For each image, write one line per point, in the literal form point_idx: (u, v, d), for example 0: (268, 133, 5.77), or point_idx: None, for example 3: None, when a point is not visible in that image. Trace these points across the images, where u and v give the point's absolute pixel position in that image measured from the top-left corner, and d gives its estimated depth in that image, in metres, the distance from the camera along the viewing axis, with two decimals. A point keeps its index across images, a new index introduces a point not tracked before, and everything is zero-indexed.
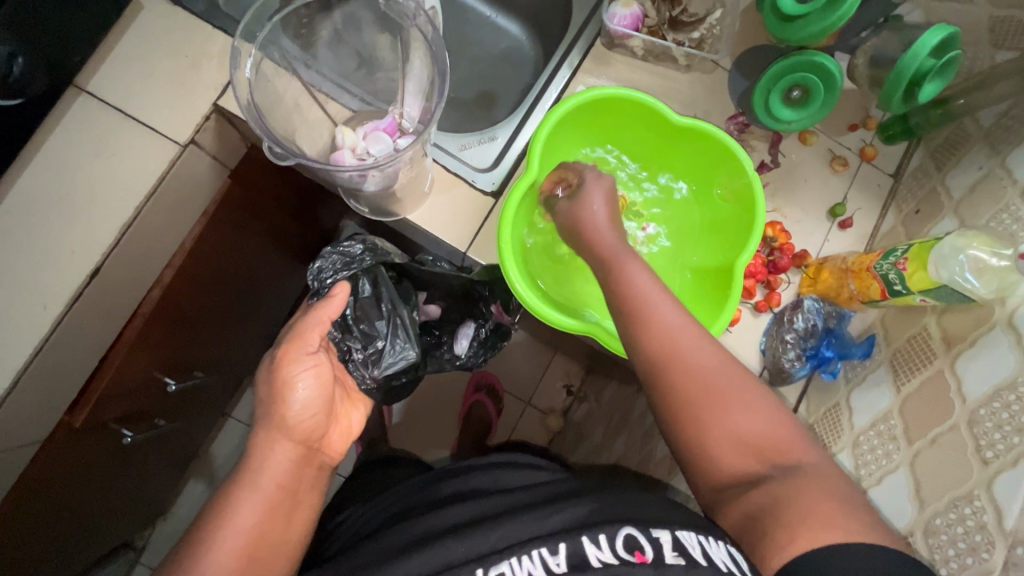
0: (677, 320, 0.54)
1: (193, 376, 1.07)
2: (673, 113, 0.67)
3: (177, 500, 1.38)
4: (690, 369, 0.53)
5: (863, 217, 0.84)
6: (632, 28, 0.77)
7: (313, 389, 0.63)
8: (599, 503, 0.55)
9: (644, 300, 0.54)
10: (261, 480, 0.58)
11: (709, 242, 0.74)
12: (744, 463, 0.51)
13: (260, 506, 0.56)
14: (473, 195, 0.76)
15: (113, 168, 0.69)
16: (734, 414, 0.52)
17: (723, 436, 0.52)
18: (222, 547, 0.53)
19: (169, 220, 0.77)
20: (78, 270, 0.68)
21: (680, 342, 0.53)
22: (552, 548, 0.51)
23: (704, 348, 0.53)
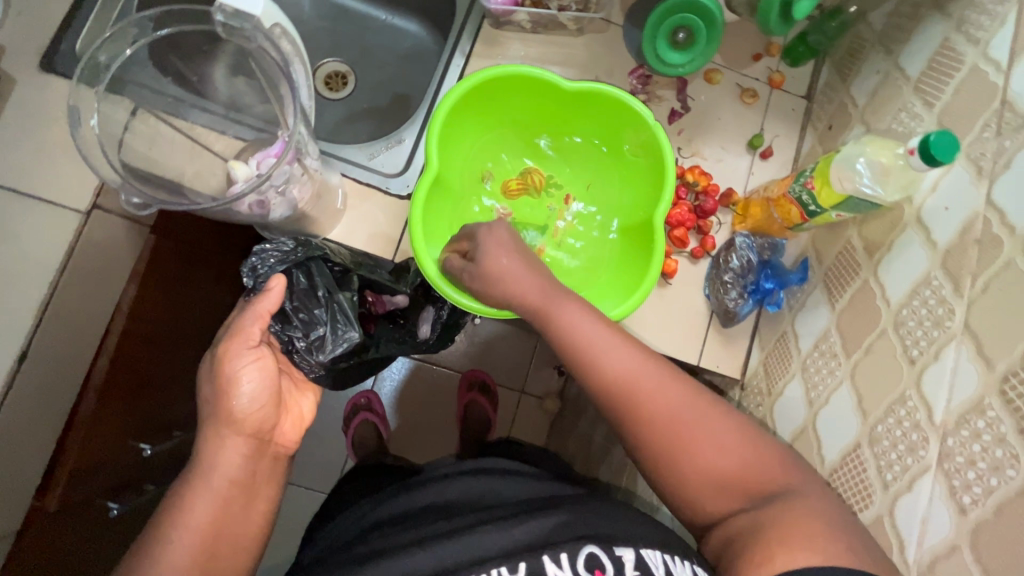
0: (630, 362, 0.54)
1: (171, 435, 1.07)
2: (563, 81, 0.67)
3: None
4: (653, 406, 0.53)
5: (784, 144, 0.84)
6: (512, 3, 0.76)
7: (256, 385, 0.62)
8: (571, 516, 0.58)
9: (589, 348, 0.55)
10: (211, 477, 0.57)
11: (631, 199, 0.73)
12: (729, 496, 0.51)
13: (215, 504, 0.56)
14: (390, 202, 0.75)
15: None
16: (702, 453, 0.52)
17: (701, 474, 0.52)
18: (178, 544, 0.53)
19: (93, 288, 0.76)
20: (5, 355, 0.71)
21: (635, 387, 0.53)
22: (511, 566, 0.53)
23: (662, 386, 0.53)
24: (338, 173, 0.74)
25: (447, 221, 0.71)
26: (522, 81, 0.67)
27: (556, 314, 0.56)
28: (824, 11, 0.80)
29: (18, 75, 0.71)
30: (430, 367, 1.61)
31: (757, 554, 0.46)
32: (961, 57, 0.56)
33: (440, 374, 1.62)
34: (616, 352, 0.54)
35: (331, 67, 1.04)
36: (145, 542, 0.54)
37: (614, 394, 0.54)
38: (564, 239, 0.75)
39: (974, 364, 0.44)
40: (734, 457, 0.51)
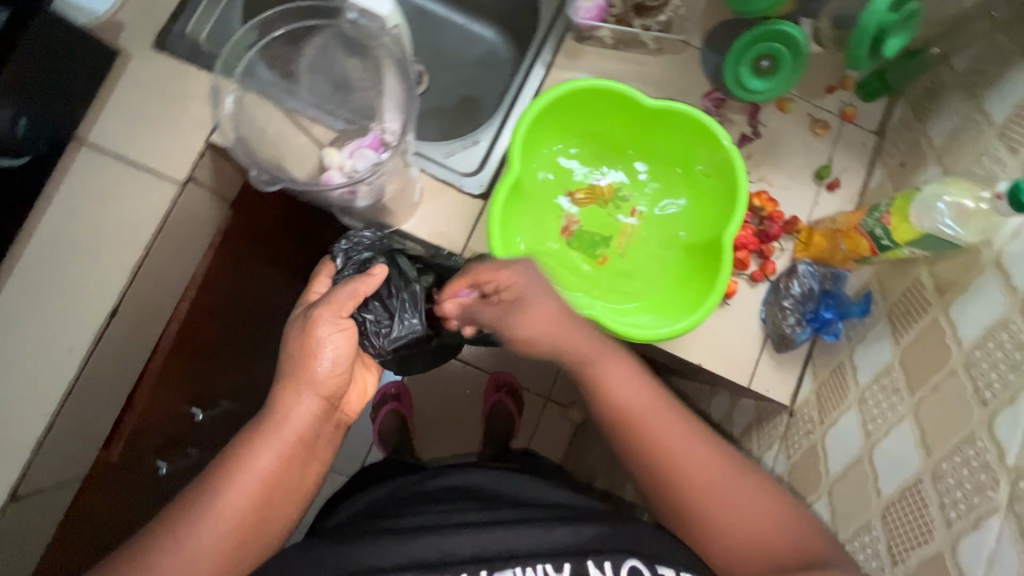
0: (647, 404, 0.61)
1: (218, 404, 1.11)
2: (646, 98, 0.69)
3: None
4: (673, 464, 0.59)
5: (850, 177, 0.84)
6: (598, 19, 0.79)
7: (337, 356, 0.63)
8: (607, 528, 0.61)
9: (625, 411, 0.61)
10: (283, 430, 0.60)
11: (697, 217, 0.75)
12: (754, 556, 0.57)
13: (276, 460, 0.60)
14: (463, 199, 0.78)
15: (117, 214, 0.73)
16: (729, 510, 0.57)
17: (736, 531, 0.57)
18: (235, 490, 0.58)
19: (176, 256, 0.81)
20: (98, 313, 0.72)
21: (652, 436, 0.60)
22: (556, 565, 0.58)
23: (689, 439, 0.60)
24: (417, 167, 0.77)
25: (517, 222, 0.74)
26: (605, 95, 0.70)
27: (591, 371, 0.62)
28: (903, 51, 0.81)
29: (132, 52, 0.76)
30: (460, 364, 1.64)
31: None
32: None
33: (470, 373, 1.65)
34: (666, 418, 0.61)
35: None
36: (209, 477, 0.58)
37: (661, 458, 0.59)
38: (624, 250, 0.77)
39: None
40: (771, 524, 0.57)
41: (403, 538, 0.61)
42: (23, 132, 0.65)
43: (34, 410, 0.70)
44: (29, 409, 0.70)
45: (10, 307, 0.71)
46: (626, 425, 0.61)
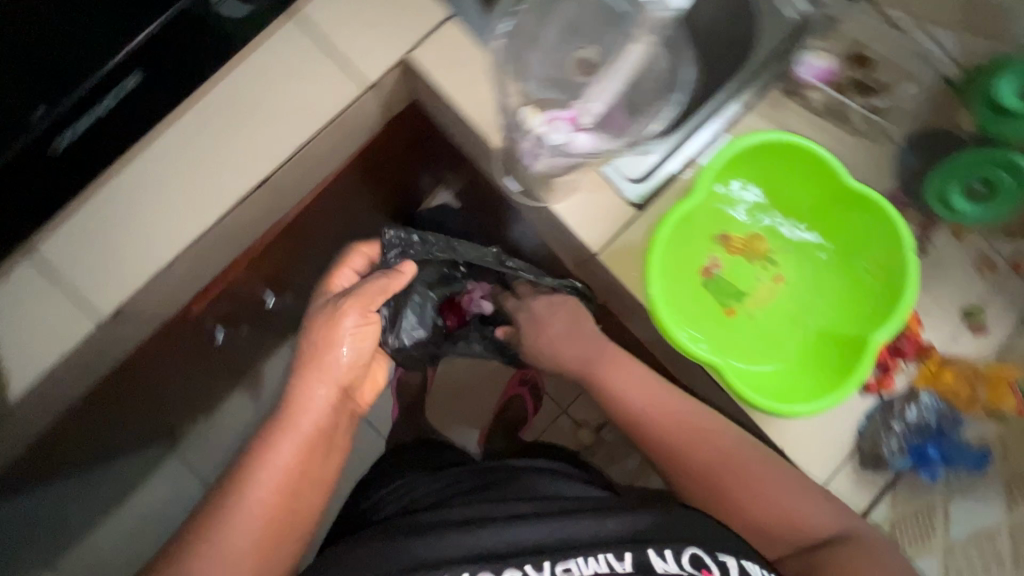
0: (678, 409, 0.73)
1: (284, 298, 1.12)
2: (847, 176, 0.67)
3: (223, 404, 1.45)
4: (702, 434, 0.71)
5: (996, 327, 0.81)
6: (818, 79, 0.78)
7: (355, 344, 0.71)
8: (661, 518, 0.64)
9: (637, 417, 0.73)
10: (301, 420, 0.66)
11: (839, 310, 0.71)
12: (788, 527, 0.66)
13: (299, 444, 0.65)
14: (617, 203, 0.77)
15: (300, 93, 0.73)
16: (771, 493, 0.67)
17: (743, 507, 0.68)
18: (267, 476, 0.62)
19: (329, 152, 0.81)
20: (251, 175, 0.72)
21: (692, 425, 0.71)
22: (617, 554, 0.61)
23: (722, 431, 0.71)
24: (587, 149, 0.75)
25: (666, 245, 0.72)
26: (806, 158, 0.68)
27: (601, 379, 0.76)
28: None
29: None
30: None
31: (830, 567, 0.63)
32: None
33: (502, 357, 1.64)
34: (669, 408, 0.73)
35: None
36: (238, 476, 0.62)
37: (668, 445, 0.72)
38: (757, 313, 0.74)
39: None
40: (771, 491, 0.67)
41: (461, 530, 0.64)
42: None
43: (160, 245, 0.70)
44: (157, 243, 0.70)
45: (174, 142, 0.71)
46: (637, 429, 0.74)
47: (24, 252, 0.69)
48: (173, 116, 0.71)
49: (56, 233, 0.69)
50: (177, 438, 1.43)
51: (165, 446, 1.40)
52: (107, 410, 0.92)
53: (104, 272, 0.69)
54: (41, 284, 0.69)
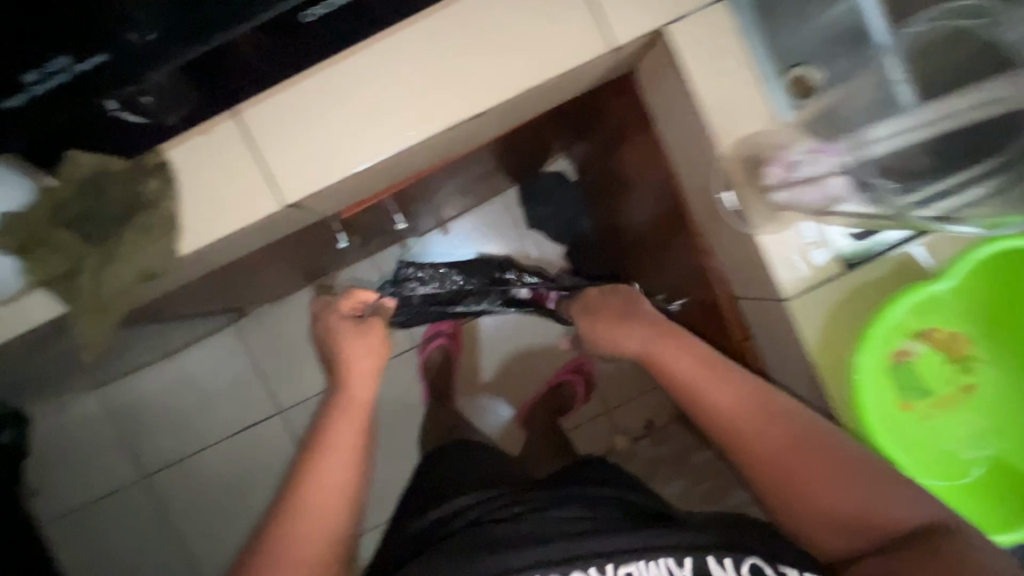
0: (737, 401, 0.66)
1: (401, 218, 1.08)
2: None
3: (293, 296, 1.44)
4: (744, 435, 0.64)
5: None
6: None
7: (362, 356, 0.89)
8: (723, 536, 0.61)
9: (691, 382, 0.69)
10: (343, 428, 0.78)
11: None
12: (854, 522, 0.58)
13: (355, 428, 0.80)
14: (825, 254, 0.70)
15: (547, 33, 0.68)
16: (830, 493, 0.59)
17: (822, 509, 0.60)
18: (313, 518, 0.69)
19: (537, 101, 0.76)
20: (469, 104, 0.68)
21: (735, 427, 0.65)
22: (678, 560, 0.58)
23: (768, 424, 0.64)
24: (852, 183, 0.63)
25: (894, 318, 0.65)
26: None
27: (658, 357, 0.73)
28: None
29: None
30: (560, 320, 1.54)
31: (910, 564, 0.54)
32: None
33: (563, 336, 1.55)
34: (721, 391, 0.67)
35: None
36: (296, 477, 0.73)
37: (725, 426, 0.66)
38: (938, 421, 0.69)
39: None
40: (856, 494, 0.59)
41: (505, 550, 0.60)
42: None
43: (361, 148, 0.67)
44: (361, 144, 0.67)
45: (407, 44, 0.67)
46: (693, 405, 0.68)
47: (226, 110, 0.65)
48: (413, 15, 0.66)
49: (262, 101, 0.65)
50: (242, 313, 1.44)
51: (229, 318, 1.40)
52: (222, 282, 0.91)
53: (300, 157, 0.67)
54: (237, 149, 0.66)
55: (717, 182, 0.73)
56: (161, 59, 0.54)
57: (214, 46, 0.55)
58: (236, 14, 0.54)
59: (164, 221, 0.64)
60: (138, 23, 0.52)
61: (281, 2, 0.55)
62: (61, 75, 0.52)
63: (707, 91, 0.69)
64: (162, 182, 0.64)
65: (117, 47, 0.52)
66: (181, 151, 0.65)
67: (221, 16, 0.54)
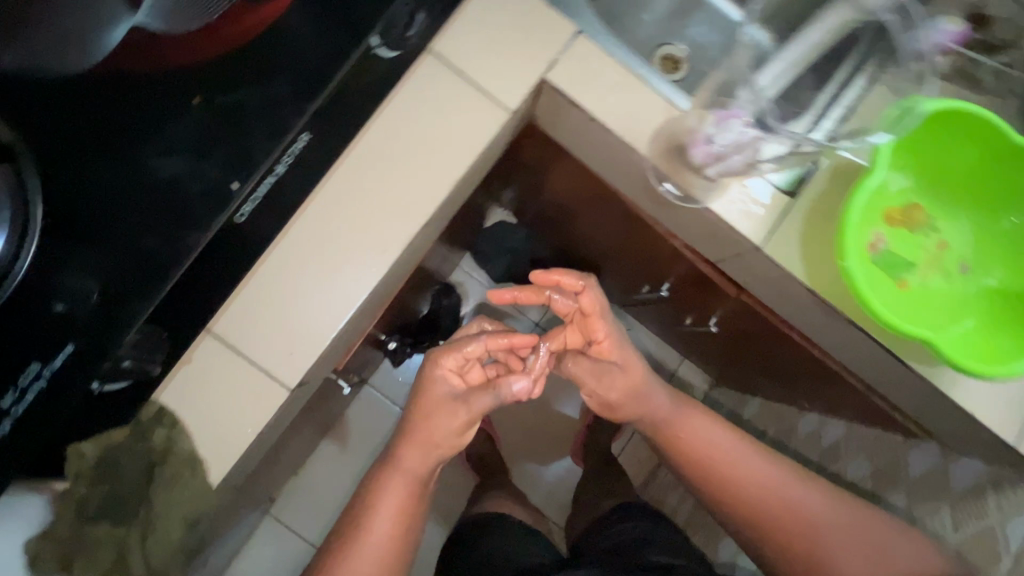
0: (715, 437, 0.86)
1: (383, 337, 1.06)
2: (1011, 133, 0.67)
3: (312, 462, 1.44)
4: (675, 438, 0.88)
5: None
6: (952, 44, 0.77)
7: (451, 419, 0.79)
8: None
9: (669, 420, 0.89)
10: (392, 489, 0.77)
11: (1007, 262, 0.73)
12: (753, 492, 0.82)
13: (404, 485, 0.78)
14: (772, 192, 0.77)
15: (452, 127, 0.72)
16: (739, 472, 0.83)
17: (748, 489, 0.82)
18: (374, 541, 0.74)
19: (466, 184, 0.79)
20: (415, 216, 0.69)
21: (720, 455, 0.85)
22: None
23: (750, 462, 0.83)
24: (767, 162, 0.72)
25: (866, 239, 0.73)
26: (964, 125, 0.69)
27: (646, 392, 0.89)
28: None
29: None
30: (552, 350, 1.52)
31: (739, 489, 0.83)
32: None
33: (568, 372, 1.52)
34: (654, 398, 0.89)
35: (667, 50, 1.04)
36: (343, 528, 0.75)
37: (692, 455, 0.86)
38: (907, 303, 0.72)
39: None
40: (698, 432, 0.87)
41: None
42: (410, 30, 0.67)
43: (338, 301, 0.67)
44: (343, 295, 0.67)
45: (335, 193, 0.68)
46: (677, 439, 0.87)
47: (205, 329, 0.64)
48: (333, 165, 0.68)
49: (235, 302, 0.65)
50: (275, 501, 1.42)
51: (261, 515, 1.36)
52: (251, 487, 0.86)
53: (287, 339, 0.66)
54: (229, 361, 0.65)
55: (651, 176, 0.79)
56: (123, 322, 0.54)
57: (162, 296, 0.56)
58: (176, 253, 0.56)
59: (186, 463, 0.61)
60: (84, 279, 0.54)
61: (215, 219, 0.57)
62: (39, 381, 0.52)
63: (597, 109, 0.75)
64: (169, 427, 0.61)
65: (81, 337, 0.53)
66: (176, 392, 0.63)
67: (166, 262, 0.55)
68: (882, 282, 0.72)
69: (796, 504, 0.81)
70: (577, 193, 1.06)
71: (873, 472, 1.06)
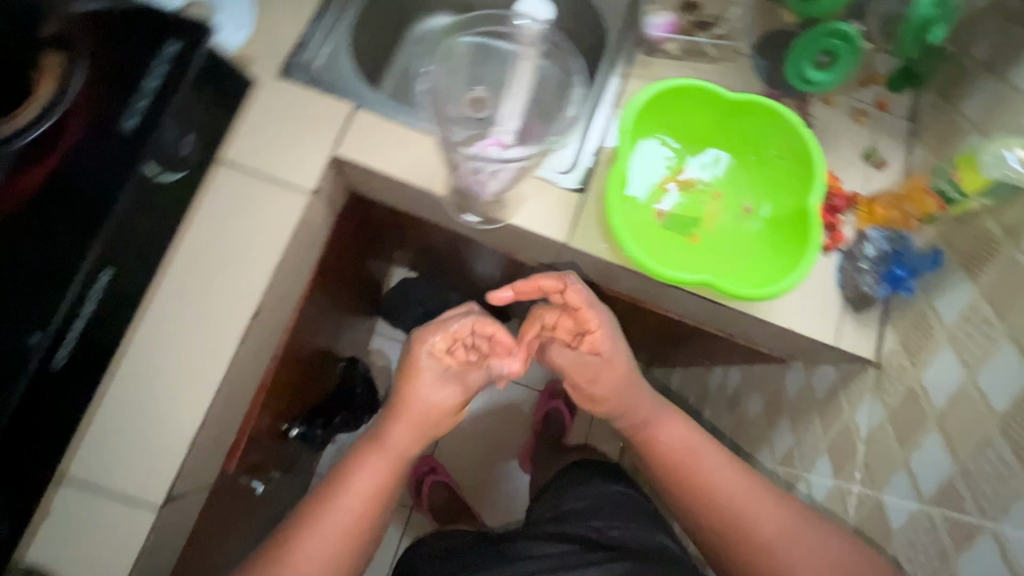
0: (683, 438, 0.82)
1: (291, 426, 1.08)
2: (727, 91, 0.79)
3: None
4: (660, 450, 0.82)
5: (895, 157, 0.95)
6: (669, 32, 0.90)
7: (411, 429, 0.75)
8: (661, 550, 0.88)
9: (649, 428, 0.83)
10: (330, 520, 0.69)
11: (782, 191, 0.83)
12: (718, 503, 0.77)
13: (336, 528, 0.69)
14: (563, 193, 0.86)
15: (260, 223, 0.79)
16: (711, 478, 0.78)
17: (724, 503, 0.77)
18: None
19: (297, 265, 0.85)
20: (242, 310, 0.75)
21: (696, 454, 0.80)
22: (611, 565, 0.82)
23: (723, 468, 0.79)
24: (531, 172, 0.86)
25: (646, 212, 0.83)
26: (695, 93, 0.80)
27: (636, 402, 0.83)
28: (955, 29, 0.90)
29: (261, 83, 0.83)
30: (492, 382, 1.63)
31: (706, 501, 0.78)
32: None
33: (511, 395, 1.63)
34: (631, 390, 0.83)
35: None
36: None
37: (670, 466, 0.81)
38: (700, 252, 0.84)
39: None
40: (671, 443, 0.82)
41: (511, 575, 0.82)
42: (185, 149, 0.72)
43: (185, 409, 0.71)
44: (189, 402, 0.71)
45: (159, 314, 0.73)
46: (649, 438, 0.83)
47: (60, 478, 0.67)
48: (152, 289, 0.74)
49: (85, 442, 0.69)
50: None
51: None
52: None
53: (147, 458, 0.69)
54: (89, 501, 0.67)
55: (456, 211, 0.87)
56: None
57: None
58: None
59: None
60: None
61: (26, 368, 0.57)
62: None
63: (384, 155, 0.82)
64: None
65: None
66: (43, 547, 0.66)
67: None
68: (672, 244, 0.83)
69: (759, 518, 0.75)
70: (429, 240, 1.13)
71: (766, 407, 1.13)
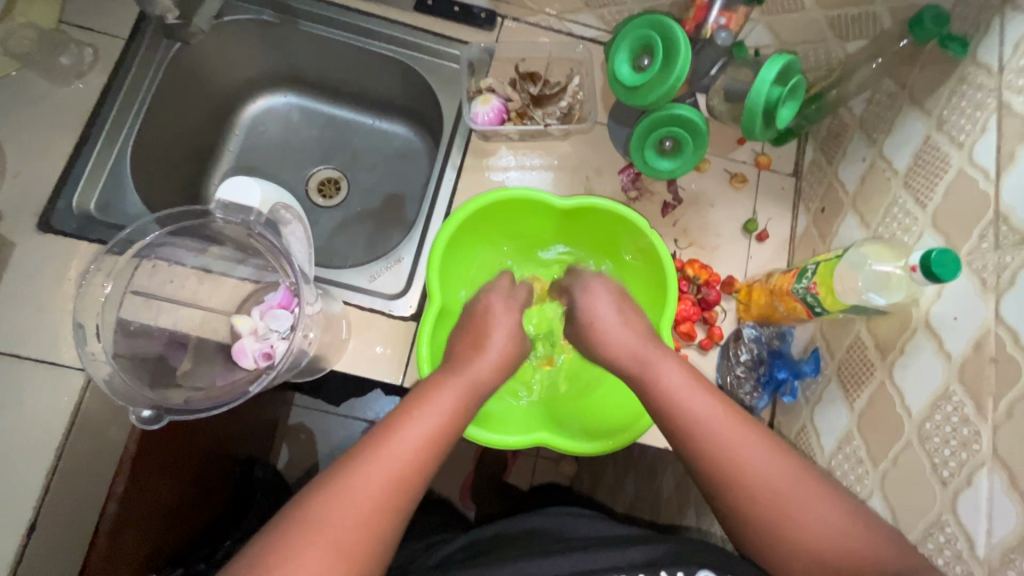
0: (723, 423, 0.56)
1: None
2: (559, 200, 0.71)
3: None
4: (730, 448, 0.54)
5: (779, 226, 0.83)
6: (497, 121, 0.77)
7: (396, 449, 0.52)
8: (681, 545, 0.53)
9: (678, 401, 0.59)
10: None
11: (638, 297, 0.79)
12: (806, 522, 0.49)
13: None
14: (393, 324, 0.74)
15: (15, 422, 0.65)
16: (793, 496, 0.51)
17: (808, 526, 0.49)
18: None
19: None
20: (11, 533, 0.62)
21: (742, 456, 0.54)
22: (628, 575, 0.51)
23: (784, 469, 0.53)
24: (339, 301, 0.73)
25: None
26: (531, 202, 0.73)
27: (647, 376, 0.62)
28: (832, 74, 0.77)
29: (15, 238, 0.70)
30: None
31: (795, 529, 0.50)
32: (948, 159, 0.58)
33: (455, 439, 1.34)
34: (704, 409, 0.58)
35: (322, 173, 0.99)
36: None
37: (724, 462, 0.54)
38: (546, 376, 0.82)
39: (1010, 497, 0.44)
40: (659, 382, 0.61)
41: None
42: None
43: None
44: None
45: None
46: (678, 416, 0.58)
47: None
48: None
49: None
50: None
51: None
52: None
53: None
54: None
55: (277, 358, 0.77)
56: None
57: None
58: None
59: None
60: None
61: None
62: None
63: (119, 375, 0.61)
64: None
65: None
66: None
67: None
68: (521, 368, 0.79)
69: (812, 509, 0.50)
70: None
71: None
